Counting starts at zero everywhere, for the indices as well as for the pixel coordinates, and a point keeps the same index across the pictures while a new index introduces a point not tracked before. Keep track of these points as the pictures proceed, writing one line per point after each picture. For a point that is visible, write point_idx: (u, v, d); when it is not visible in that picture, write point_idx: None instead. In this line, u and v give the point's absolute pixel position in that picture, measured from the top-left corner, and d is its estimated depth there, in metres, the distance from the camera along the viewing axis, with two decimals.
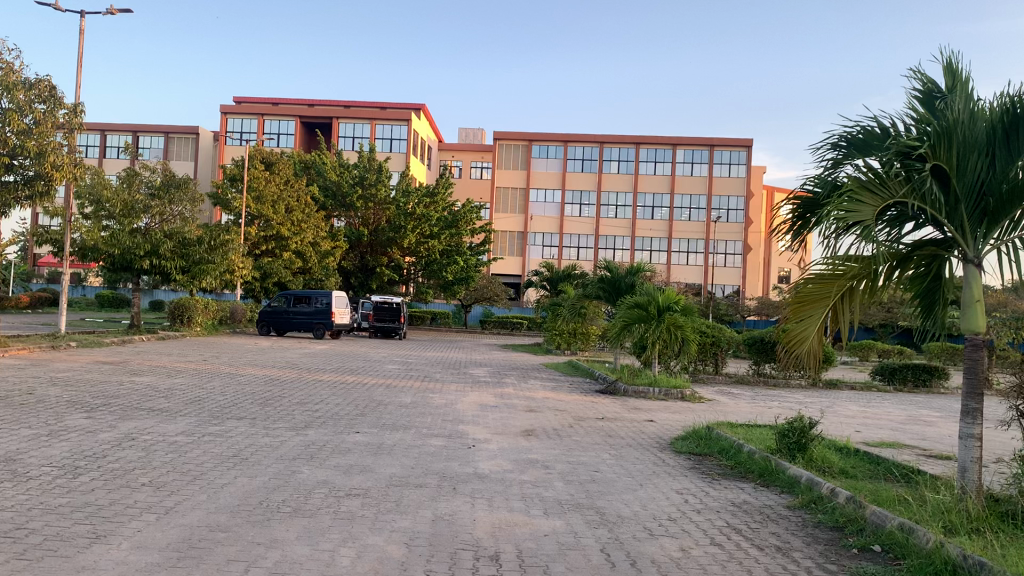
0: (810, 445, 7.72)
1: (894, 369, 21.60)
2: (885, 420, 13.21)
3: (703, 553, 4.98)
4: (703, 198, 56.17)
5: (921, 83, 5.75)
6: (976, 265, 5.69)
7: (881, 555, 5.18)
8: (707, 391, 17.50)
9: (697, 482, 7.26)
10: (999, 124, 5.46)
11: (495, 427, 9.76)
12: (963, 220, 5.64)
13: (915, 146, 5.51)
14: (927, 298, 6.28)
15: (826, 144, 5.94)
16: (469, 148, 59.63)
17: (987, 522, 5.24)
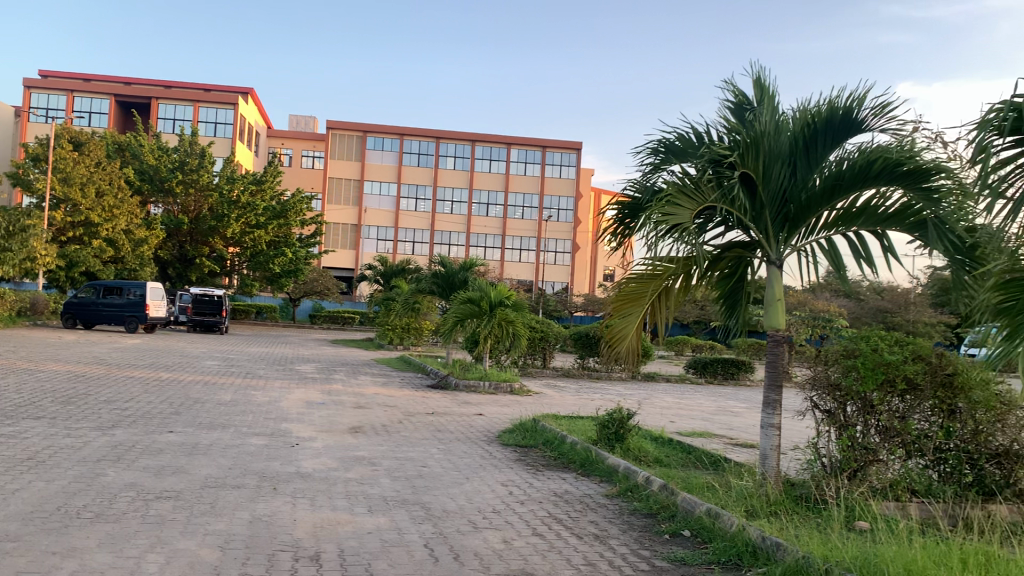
0: (628, 435, 8.04)
1: (706, 363, 22.94)
2: (696, 411, 14.02)
3: (524, 544, 5.07)
4: (535, 197, 57.42)
5: (733, 95, 6.10)
6: (778, 267, 6.11)
7: (689, 539, 5.47)
8: (535, 384, 17.89)
9: (521, 474, 7.41)
10: (801, 137, 5.89)
11: (320, 424, 9.53)
12: (767, 224, 6.04)
13: (726, 154, 5.82)
14: (731, 298, 6.68)
15: (646, 148, 6.18)
16: (300, 138, 58.04)
17: (782, 505, 5.66)
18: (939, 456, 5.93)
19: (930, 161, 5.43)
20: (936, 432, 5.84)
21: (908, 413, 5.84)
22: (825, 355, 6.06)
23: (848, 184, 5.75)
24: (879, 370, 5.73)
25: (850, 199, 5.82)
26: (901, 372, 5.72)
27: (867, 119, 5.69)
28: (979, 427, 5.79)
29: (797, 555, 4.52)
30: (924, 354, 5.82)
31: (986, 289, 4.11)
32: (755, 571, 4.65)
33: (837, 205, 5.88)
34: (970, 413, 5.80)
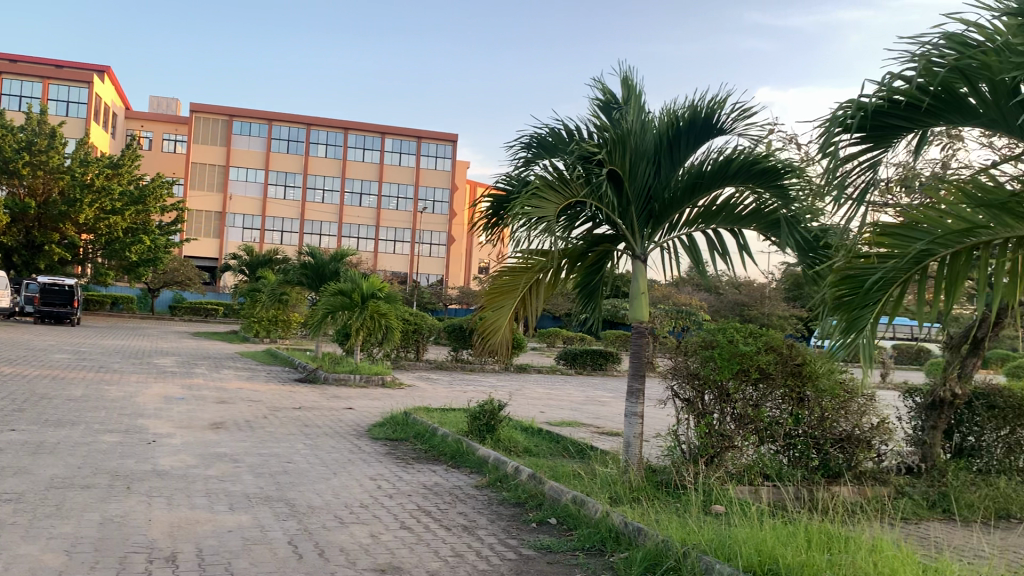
0: (498, 426, 8.12)
1: (576, 354, 23.41)
2: (566, 402, 14.30)
3: (392, 538, 5.04)
4: (409, 188, 56.96)
5: (602, 93, 6.21)
6: (642, 261, 6.30)
7: (555, 527, 5.57)
8: (407, 376, 17.82)
9: (390, 468, 7.35)
10: (665, 136, 6.08)
11: (180, 420, 9.14)
12: (633, 221, 6.23)
13: (594, 150, 5.93)
14: (586, 291, 6.83)
15: (518, 143, 6.24)
16: (161, 120, 55.02)
17: (644, 492, 5.86)
18: (789, 441, 6.32)
19: (782, 163, 5.75)
20: (786, 419, 6.24)
21: (761, 401, 6.19)
22: (685, 346, 6.29)
23: (709, 182, 5.99)
24: (734, 361, 6.00)
25: (710, 198, 6.08)
26: (755, 362, 6.03)
27: (726, 123, 5.94)
28: (824, 414, 6.25)
29: (657, 540, 4.67)
30: (776, 345, 6.15)
31: (828, 283, 4.31)
32: (617, 556, 4.78)
33: (698, 204, 6.12)
34: (817, 401, 6.25)
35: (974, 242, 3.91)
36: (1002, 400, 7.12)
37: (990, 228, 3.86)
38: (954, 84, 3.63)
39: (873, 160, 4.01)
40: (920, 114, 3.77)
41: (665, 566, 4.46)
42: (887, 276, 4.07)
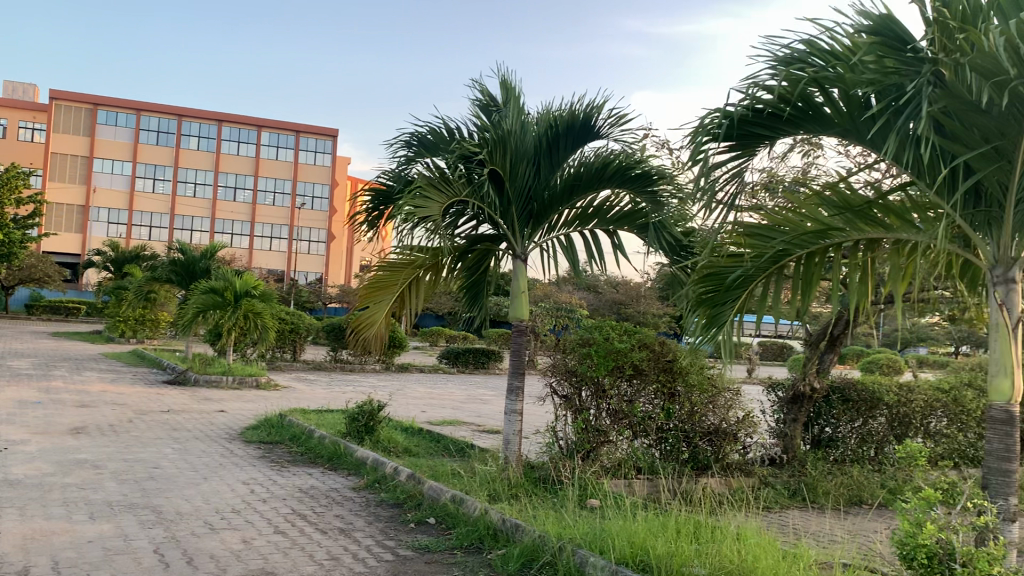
0: (377, 428, 8.03)
1: (458, 352, 23.41)
2: (446, 401, 14.27)
3: (265, 543, 4.91)
4: (287, 183, 55.50)
5: (482, 92, 6.23)
6: (522, 260, 6.37)
7: (433, 526, 5.57)
8: (284, 377, 17.40)
9: (264, 472, 7.15)
10: (544, 138, 6.16)
11: (35, 426, 8.61)
12: (513, 220, 6.27)
13: (476, 150, 5.91)
14: (471, 290, 6.79)
15: (398, 141, 6.16)
16: (17, 106, 51.61)
17: (522, 488, 5.92)
18: (661, 435, 6.53)
19: (655, 167, 5.96)
20: (659, 413, 6.44)
21: (634, 397, 6.38)
22: (564, 344, 6.40)
23: (586, 185, 6.12)
24: (609, 358, 6.15)
25: (588, 199, 6.21)
26: (629, 359, 6.20)
27: (603, 127, 6.08)
28: (694, 408, 6.49)
29: (534, 536, 4.74)
30: (648, 342, 6.35)
31: (692, 281, 4.53)
32: (495, 553, 4.82)
33: (576, 205, 6.25)
34: (687, 396, 6.49)
35: (828, 243, 4.16)
36: (856, 393, 7.62)
37: (844, 231, 4.07)
38: (811, 93, 3.81)
39: (739, 165, 4.18)
40: (780, 122, 3.96)
41: (541, 561, 4.54)
42: (747, 275, 4.35)
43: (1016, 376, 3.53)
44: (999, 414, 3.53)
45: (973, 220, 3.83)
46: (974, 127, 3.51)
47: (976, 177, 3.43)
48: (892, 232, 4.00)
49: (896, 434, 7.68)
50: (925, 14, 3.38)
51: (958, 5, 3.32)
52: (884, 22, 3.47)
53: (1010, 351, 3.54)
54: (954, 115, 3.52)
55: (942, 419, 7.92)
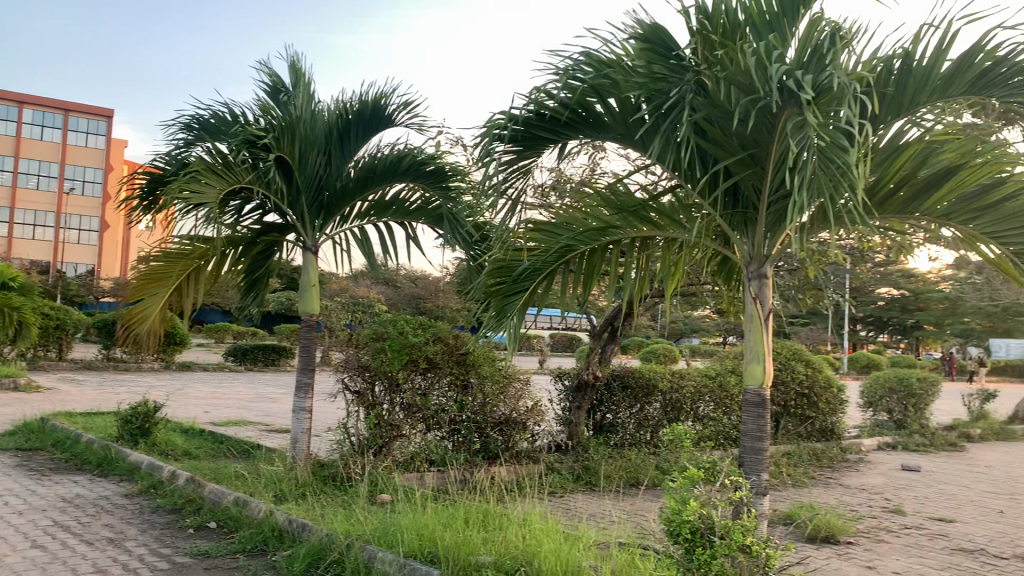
0: (154, 430, 7.54)
1: (246, 349, 22.46)
2: (232, 400, 13.64)
3: (19, 560, 4.47)
4: (54, 166, 50.77)
5: (269, 76, 6.02)
6: (313, 253, 6.20)
7: (215, 531, 5.31)
8: (47, 378, 15.96)
9: (20, 482, 6.51)
10: (334, 128, 6.06)
11: None
12: (303, 211, 6.09)
13: (261, 136, 5.68)
14: (252, 280, 6.54)
15: (176, 123, 5.80)
16: None
17: (310, 487, 5.77)
18: (454, 427, 6.60)
19: (448, 161, 6.03)
20: (451, 406, 6.51)
21: (428, 390, 6.40)
22: (356, 338, 6.29)
23: (379, 177, 6.06)
24: (404, 352, 6.13)
25: (381, 191, 6.15)
26: (423, 353, 6.21)
27: (396, 119, 6.06)
28: (486, 399, 6.62)
29: (321, 535, 4.63)
30: (443, 336, 6.39)
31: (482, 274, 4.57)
32: (280, 554, 4.66)
33: (368, 197, 6.16)
34: (479, 388, 6.60)
35: (609, 240, 4.35)
36: (633, 380, 8.09)
37: (621, 228, 4.28)
38: (591, 98, 3.99)
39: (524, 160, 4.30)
40: (562, 121, 4.11)
41: (329, 559, 4.43)
42: (534, 266, 4.42)
43: (767, 362, 3.88)
44: (754, 397, 3.86)
45: (732, 220, 4.17)
46: (732, 136, 3.82)
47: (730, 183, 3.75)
48: (663, 231, 4.28)
49: (669, 417, 8.25)
50: (690, 25, 3.62)
51: (719, 20, 3.58)
52: (654, 33, 3.66)
53: (762, 340, 3.88)
54: (716, 123, 3.82)
55: (709, 403, 8.65)
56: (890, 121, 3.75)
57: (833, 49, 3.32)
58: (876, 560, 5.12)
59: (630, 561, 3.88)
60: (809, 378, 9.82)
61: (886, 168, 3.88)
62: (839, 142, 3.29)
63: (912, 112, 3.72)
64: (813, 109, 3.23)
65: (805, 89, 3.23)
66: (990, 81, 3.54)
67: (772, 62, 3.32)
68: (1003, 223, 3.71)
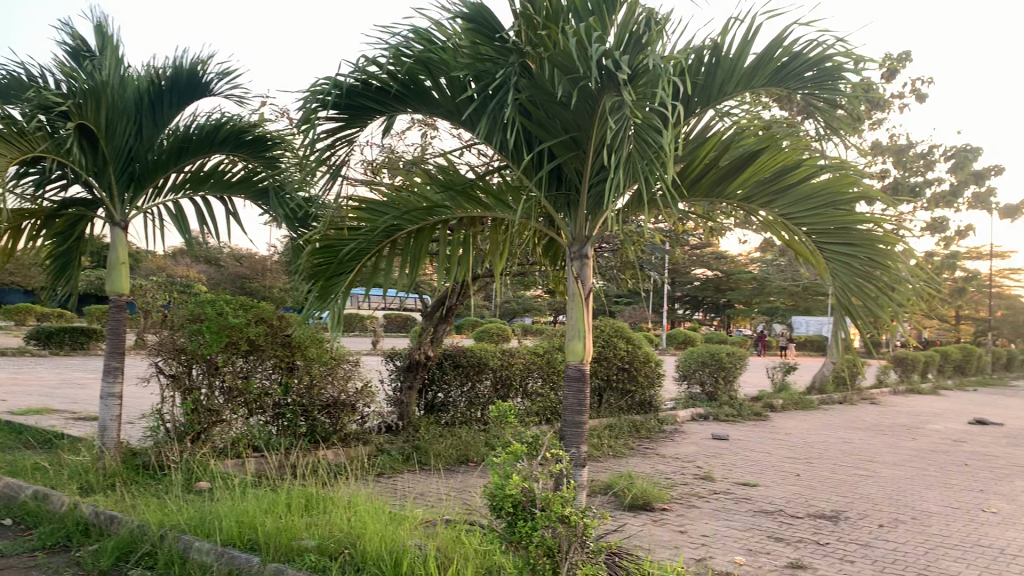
0: None
1: (51, 333, 20.83)
2: (34, 387, 12.64)
3: None
4: None
5: (70, 37, 5.56)
6: (123, 229, 5.82)
7: (9, 529, 4.89)
8: None
9: None
10: (146, 94, 5.68)
11: None
12: (111, 182, 5.67)
13: (59, 101, 5.20)
14: (59, 259, 6.12)
15: None
16: None
17: (121, 477, 5.44)
18: (278, 411, 6.42)
19: (270, 132, 5.84)
20: (275, 388, 6.32)
21: (250, 373, 6.18)
22: (171, 320, 5.95)
23: (195, 148, 5.77)
24: (223, 334, 5.87)
25: (198, 163, 5.86)
26: (244, 334, 5.99)
27: (213, 87, 5.78)
28: (313, 381, 6.50)
29: (131, 526, 4.38)
30: (266, 317, 6.19)
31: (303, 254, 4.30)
32: (85, 549, 4.36)
33: (185, 168, 5.86)
34: (306, 369, 6.47)
35: (436, 220, 4.28)
36: (464, 359, 8.15)
37: (449, 208, 4.23)
38: (418, 75, 3.92)
39: (349, 137, 4.15)
40: (387, 98, 4.02)
41: (141, 552, 4.20)
42: (359, 249, 4.27)
43: (588, 339, 4.00)
44: (575, 371, 3.99)
45: (556, 201, 4.26)
46: (556, 119, 3.90)
47: (554, 164, 3.84)
48: (491, 211, 4.27)
49: (499, 394, 8.40)
50: (514, 6, 3.64)
51: (542, 4, 3.61)
52: (478, 10, 3.66)
53: (583, 317, 4.00)
54: (540, 105, 3.88)
55: (537, 379, 8.89)
56: (699, 109, 3.96)
57: (650, 35, 3.45)
58: (687, 525, 5.44)
59: (455, 538, 3.92)
60: (629, 354, 10.29)
61: (694, 156, 4.10)
62: (653, 125, 3.43)
63: (719, 103, 3.96)
64: (630, 90, 3.37)
65: (623, 70, 3.34)
66: (788, 74, 3.82)
67: (592, 43, 3.40)
68: (799, 206, 3.94)
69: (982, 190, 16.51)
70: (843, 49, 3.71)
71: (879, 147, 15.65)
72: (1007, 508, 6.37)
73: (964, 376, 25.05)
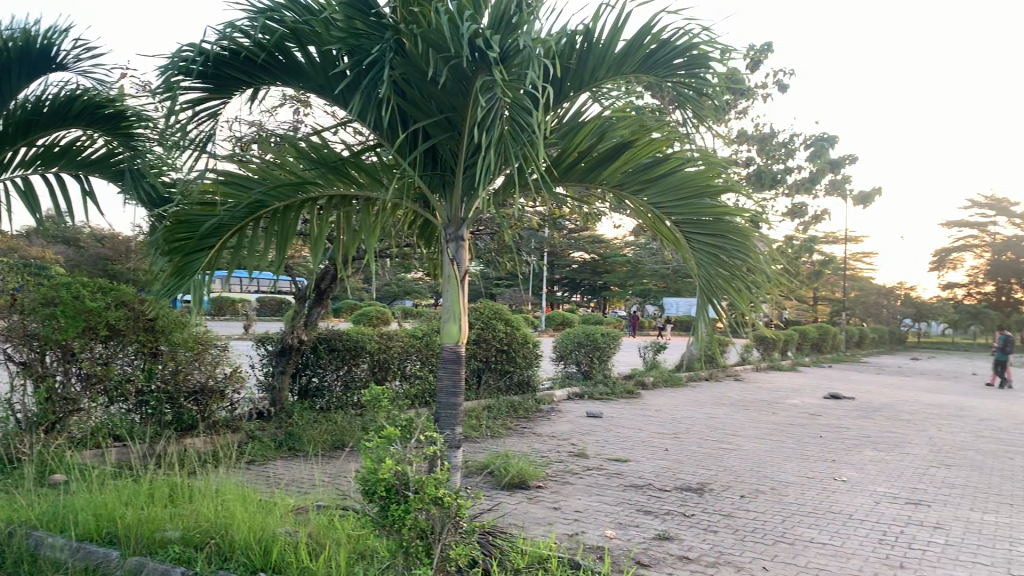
0: None
1: None
2: None
3: None
4: None
5: None
6: None
7: None
8: None
9: None
10: None
11: None
12: None
13: None
14: None
15: None
16: None
17: None
18: (140, 399, 6.15)
19: (129, 108, 5.53)
20: (138, 374, 6.06)
21: (110, 359, 5.89)
22: (20, 304, 5.55)
23: (47, 123, 5.40)
24: (81, 318, 5.59)
25: (51, 138, 5.49)
26: (103, 319, 5.71)
27: (66, 58, 5.41)
28: (179, 367, 6.26)
29: None
30: (128, 300, 5.92)
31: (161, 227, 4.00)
32: None
33: (36, 143, 5.47)
34: (172, 354, 6.22)
35: (304, 197, 4.13)
36: (340, 343, 8.00)
37: (319, 184, 4.10)
38: (287, 47, 3.80)
39: (214, 112, 3.98)
40: (256, 70, 3.87)
41: None
42: (221, 223, 4.03)
43: (462, 322, 4.01)
44: (449, 354, 3.99)
45: (431, 181, 4.23)
46: (430, 98, 3.87)
47: (428, 144, 3.81)
48: (363, 190, 4.19)
49: (376, 377, 8.31)
50: None
51: None
52: None
53: (458, 300, 4.00)
54: (414, 83, 3.84)
55: (415, 362, 8.85)
56: (573, 93, 4.03)
57: (521, 15, 3.46)
58: (561, 501, 5.55)
59: (328, 522, 3.87)
60: (508, 336, 10.38)
61: (568, 141, 4.15)
62: (525, 106, 3.46)
63: (592, 87, 4.03)
64: (501, 70, 3.37)
65: (494, 51, 3.34)
66: (657, 60, 3.91)
67: (462, 20, 3.39)
68: (668, 194, 4.06)
69: (837, 178, 17.48)
70: (708, 38, 3.83)
71: (744, 135, 16.29)
72: (855, 476, 6.81)
73: (820, 354, 26.61)
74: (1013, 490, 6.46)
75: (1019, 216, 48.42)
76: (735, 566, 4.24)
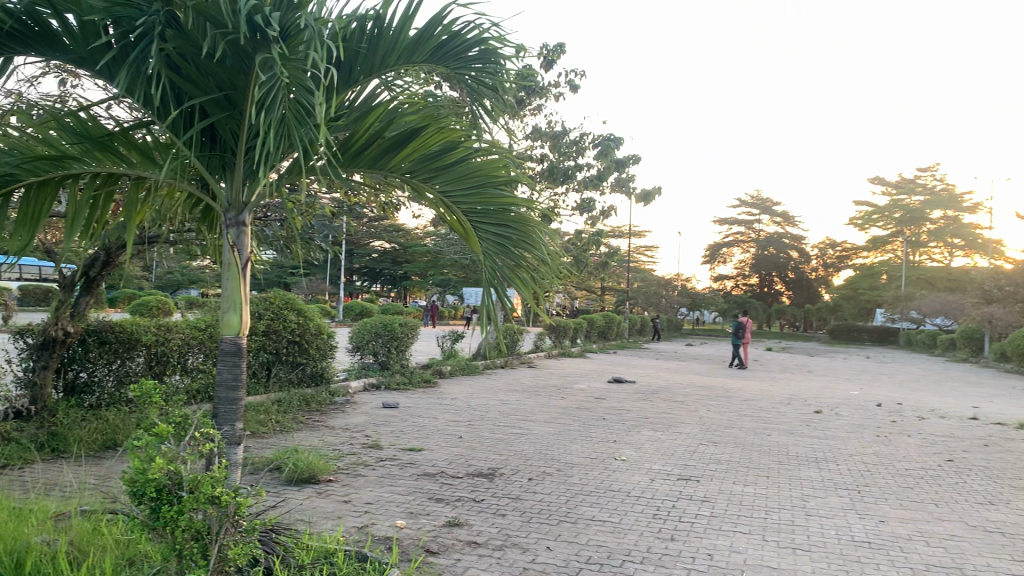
0: None
1: None
2: None
3: None
4: None
5: None
6: None
7: None
8: None
9: None
10: None
11: None
12: None
13: None
14: None
15: None
16: None
17: None
18: None
19: None
20: None
21: None
22: None
23: None
24: None
25: None
26: None
27: None
28: None
29: None
30: None
31: None
32: None
33: None
34: None
35: (64, 174, 3.76)
36: (113, 335, 7.42)
37: (81, 161, 3.75)
38: (41, 13, 3.47)
39: None
40: (4, 36, 3.51)
41: None
42: None
43: (244, 313, 3.85)
44: (230, 346, 3.81)
45: (209, 162, 4.01)
46: (207, 75, 3.66)
47: (206, 122, 3.60)
48: (133, 170, 3.88)
49: (152, 372, 7.82)
50: None
51: None
52: None
53: (239, 289, 3.82)
54: (189, 58, 3.63)
55: (197, 355, 8.43)
56: (362, 79, 3.95)
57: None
58: (351, 494, 5.47)
59: (92, 529, 3.57)
60: (300, 326, 10.10)
61: (358, 125, 4.04)
62: (307, 86, 3.36)
63: (382, 74, 3.96)
64: (281, 49, 3.26)
65: (273, 28, 3.22)
66: (448, 52, 3.94)
67: None
68: (457, 184, 4.09)
69: (623, 176, 18.43)
70: (496, 34, 3.90)
71: (538, 131, 16.77)
72: (633, 455, 7.23)
73: (607, 340, 27.99)
74: (769, 464, 7.11)
75: (779, 215, 53.35)
76: (520, 548, 4.37)
